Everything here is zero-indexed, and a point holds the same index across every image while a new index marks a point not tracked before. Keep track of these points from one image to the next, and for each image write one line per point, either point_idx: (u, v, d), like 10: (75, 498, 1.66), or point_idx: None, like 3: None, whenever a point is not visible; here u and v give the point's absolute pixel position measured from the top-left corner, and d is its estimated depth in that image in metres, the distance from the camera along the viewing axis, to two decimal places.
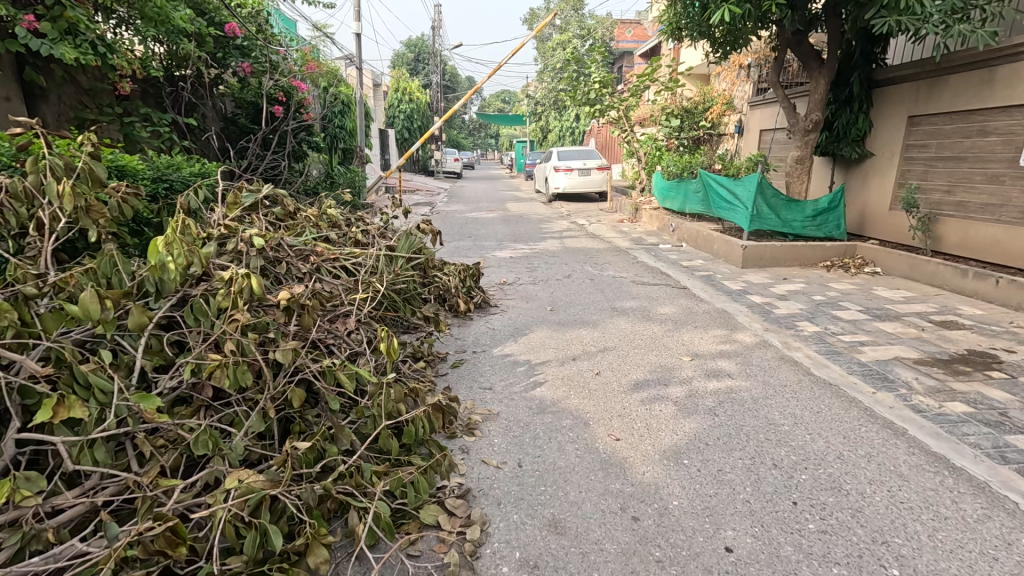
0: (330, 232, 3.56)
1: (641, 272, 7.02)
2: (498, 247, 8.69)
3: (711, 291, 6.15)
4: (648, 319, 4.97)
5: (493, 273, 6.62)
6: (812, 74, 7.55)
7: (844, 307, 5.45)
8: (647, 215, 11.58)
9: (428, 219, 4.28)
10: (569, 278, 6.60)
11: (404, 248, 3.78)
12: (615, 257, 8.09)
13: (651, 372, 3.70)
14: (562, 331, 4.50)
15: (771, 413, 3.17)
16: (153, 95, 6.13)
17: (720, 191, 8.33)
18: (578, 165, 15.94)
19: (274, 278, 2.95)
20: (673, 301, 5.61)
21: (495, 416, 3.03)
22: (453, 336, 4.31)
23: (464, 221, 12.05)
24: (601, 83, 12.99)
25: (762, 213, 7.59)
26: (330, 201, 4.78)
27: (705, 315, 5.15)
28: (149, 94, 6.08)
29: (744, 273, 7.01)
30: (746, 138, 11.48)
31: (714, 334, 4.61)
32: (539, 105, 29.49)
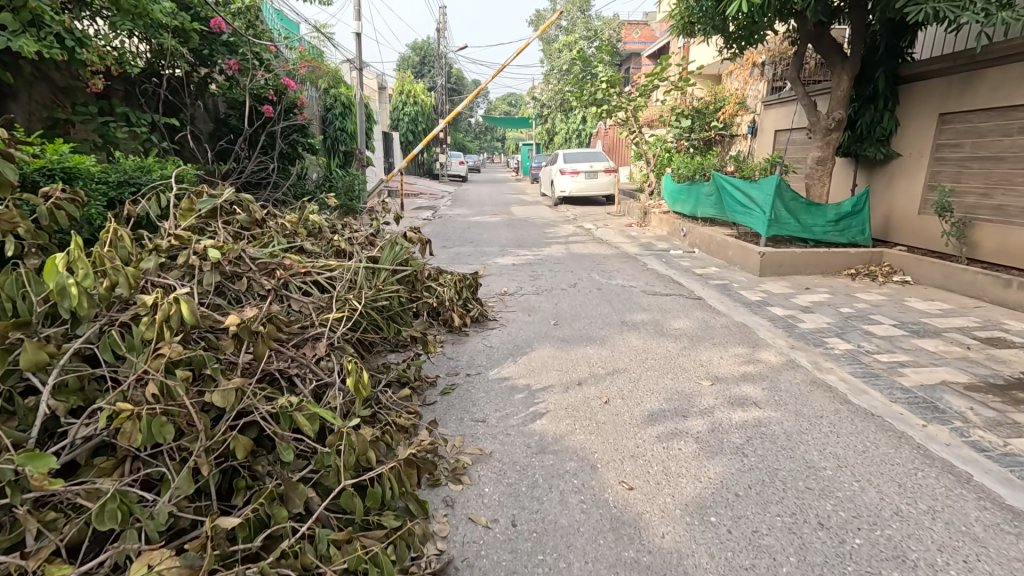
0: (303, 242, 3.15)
1: (652, 281, 6.56)
2: (500, 253, 8.27)
3: (729, 303, 5.69)
4: (662, 336, 4.53)
5: (494, 282, 6.20)
6: (834, 69, 7.08)
7: (876, 321, 4.98)
8: (656, 219, 11.12)
9: (417, 227, 3.88)
10: (575, 287, 6.16)
11: (388, 259, 3.37)
12: (623, 264, 7.64)
13: (668, 400, 3.26)
14: (567, 350, 4.07)
15: (809, 453, 2.72)
16: (133, 94, 5.78)
17: (735, 194, 7.87)
18: (585, 168, 15.52)
19: (233, 297, 2.57)
20: (688, 314, 5.16)
21: (487, 457, 2.61)
22: (445, 355, 3.90)
23: (466, 225, 11.65)
24: (609, 83, 12.58)
25: (781, 218, 7.13)
26: (314, 207, 4.38)
27: (724, 331, 4.69)
28: (128, 93, 5.73)
29: (763, 281, 6.55)
30: (761, 138, 11.00)
31: (735, 353, 4.16)
32: (545, 107, 29.13)
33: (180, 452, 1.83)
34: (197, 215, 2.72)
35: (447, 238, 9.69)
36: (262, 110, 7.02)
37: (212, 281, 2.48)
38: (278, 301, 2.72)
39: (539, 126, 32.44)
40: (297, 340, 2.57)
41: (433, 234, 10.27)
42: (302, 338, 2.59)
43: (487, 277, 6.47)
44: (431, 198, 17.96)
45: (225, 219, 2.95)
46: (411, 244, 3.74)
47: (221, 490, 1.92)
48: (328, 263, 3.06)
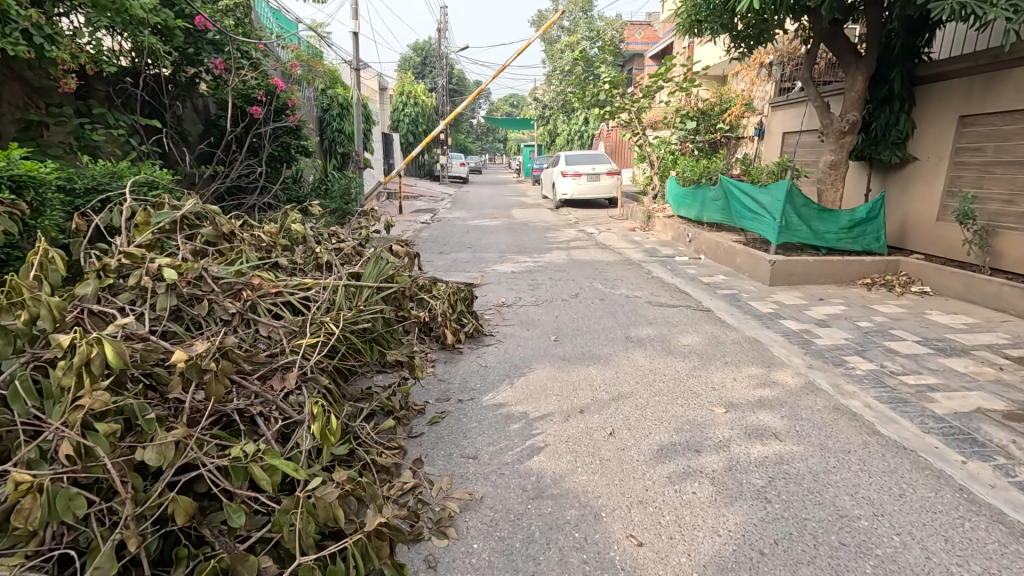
0: (277, 258, 2.86)
1: (658, 291, 6.27)
2: (500, 260, 7.98)
3: (739, 315, 5.39)
4: (669, 353, 4.23)
5: (491, 292, 5.90)
6: (847, 69, 6.78)
7: (898, 337, 4.67)
8: (660, 224, 10.82)
9: (404, 239, 3.59)
10: (577, 298, 5.86)
11: (371, 276, 3.08)
12: (627, 272, 7.35)
13: (679, 431, 2.96)
14: (568, 370, 3.78)
15: (839, 499, 2.41)
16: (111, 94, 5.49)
17: (743, 200, 7.57)
18: (587, 170, 15.23)
19: (192, 322, 2.30)
20: (697, 328, 4.85)
21: (476, 503, 2.32)
22: (436, 377, 3.61)
23: (466, 229, 11.37)
24: (612, 83, 12.29)
25: (792, 224, 6.83)
26: (297, 215, 4.10)
27: (736, 348, 4.39)
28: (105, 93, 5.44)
29: (774, 291, 6.24)
30: (768, 141, 10.69)
31: (749, 374, 3.86)
32: (546, 108, 28.84)
33: (111, 514, 1.53)
34: (154, 230, 2.44)
35: (445, 243, 9.41)
36: (250, 111, 6.76)
37: (167, 305, 2.20)
38: (244, 325, 2.43)
39: (540, 127, 32.12)
40: (263, 371, 2.28)
41: (431, 238, 9.98)
42: (269, 368, 2.30)
43: (485, 286, 6.18)
44: (430, 200, 17.68)
45: (187, 233, 2.66)
46: (397, 258, 3.45)
47: (158, 558, 1.62)
48: (303, 281, 2.77)
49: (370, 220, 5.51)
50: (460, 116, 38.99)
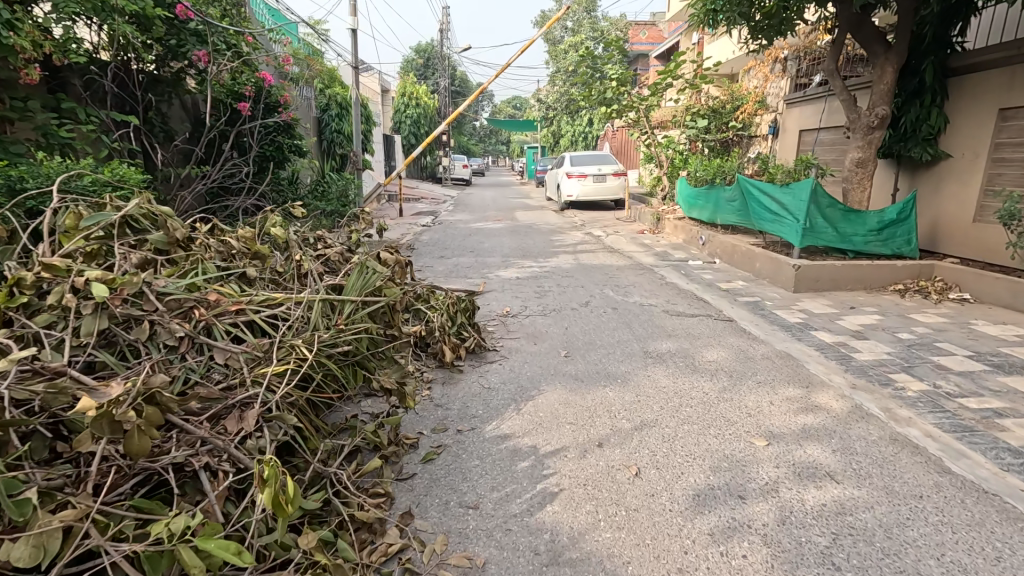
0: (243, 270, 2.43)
1: (674, 299, 5.82)
2: (504, 265, 7.55)
3: (766, 326, 4.94)
4: (695, 372, 3.78)
5: (495, 300, 5.48)
6: (876, 61, 6.33)
7: (946, 351, 4.21)
8: (671, 226, 10.38)
9: (394, 246, 3.15)
10: (588, 306, 5.42)
11: (354, 288, 2.62)
12: (640, 278, 6.90)
13: (716, 471, 2.52)
14: (582, 392, 3.33)
15: (924, 564, 1.96)
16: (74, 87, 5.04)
17: (762, 200, 7.12)
18: (592, 171, 14.79)
19: (128, 349, 1.87)
20: (722, 342, 4.40)
21: (476, 572, 1.88)
22: (432, 401, 3.18)
23: (468, 232, 10.95)
24: (619, 81, 11.86)
25: (816, 226, 6.38)
26: (277, 218, 3.67)
27: (768, 365, 3.93)
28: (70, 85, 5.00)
29: (800, 299, 5.79)
30: (783, 139, 10.22)
31: (787, 397, 3.40)
32: (549, 109, 28.42)
33: None
34: (86, 236, 2.03)
35: (446, 247, 8.99)
36: (238, 108, 6.39)
37: (93, 328, 1.79)
38: (196, 351, 1.99)
39: (544, 129, 31.72)
40: (216, 409, 1.85)
41: (432, 242, 9.56)
42: (223, 407, 1.87)
43: (488, 294, 5.75)
44: (432, 203, 17.30)
45: (133, 238, 2.24)
46: (385, 267, 3.00)
47: None
48: (271, 295, 2.32)
49: (362, 223, 5.09)
50: (463, 118, 38.63)
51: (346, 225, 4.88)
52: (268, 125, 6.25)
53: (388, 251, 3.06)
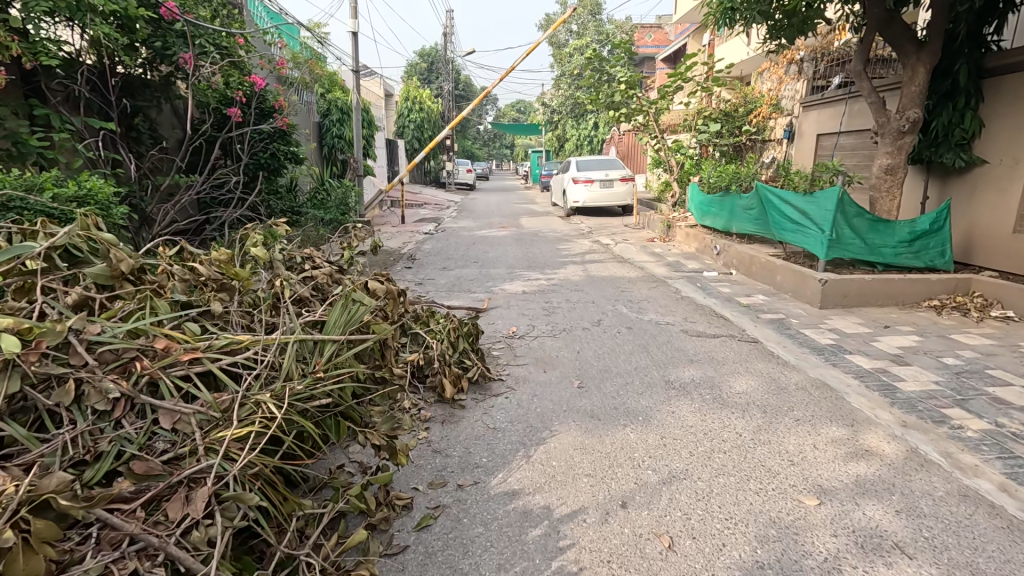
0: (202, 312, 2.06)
1: (693, 316, 5.43)
2: (509, 277, 7.18)
3: (796, 349, 4.54)
4: (724, 406, 3.38)
5: (500, 319, 5.10)
6: (906, 61, 5.95)
7: (1001, 380, 3.80)
8: (683, 234, 9.99)
9: (380, 276, 2.80)
10: (600, 325, 5.03)
11: (337, 324, 2.24)
12: (654, 292, 6.51)
13: (763, 543, 2.13)
14: (599, 434, 2.95)
15: None
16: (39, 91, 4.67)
17: (782, 209, 6.72)
18: (599, 176, 14.42)
19: (47, 416, 1.52)
20: (750, 369, 4.01)
21: None
22: (431, 445, 2.82)
23: (472, 241, 10.59)
24: (628, 84, 11.42)
25: (843, 237, 5.98)
26: (258, 237, 3.31)
27: (804, 399, 3.54)
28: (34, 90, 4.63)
29: (828, 317, 5.39)
30: (800, 143, 9.85)
31: (832, 439, 3.00)
32: (554, 113, 28.08)
33: None
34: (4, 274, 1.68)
35: (448, 257, 8.64)
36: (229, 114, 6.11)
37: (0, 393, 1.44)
38: (135, 414, 1.63)
39: (548, 133, 31.38)
40: (154, 492, 1.48)
41: (434, 251, 9.21)
42: (165, 487, 1.50)
43: (493, 312, 5.36)
44: (435, 209, 16.97)
45: (67, 273, 1.88)
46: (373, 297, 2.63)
47: None
48: (235, 337, 1.95)
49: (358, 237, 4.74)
50: (467, 122, 38.35)
51: (339, 240, 4.52)
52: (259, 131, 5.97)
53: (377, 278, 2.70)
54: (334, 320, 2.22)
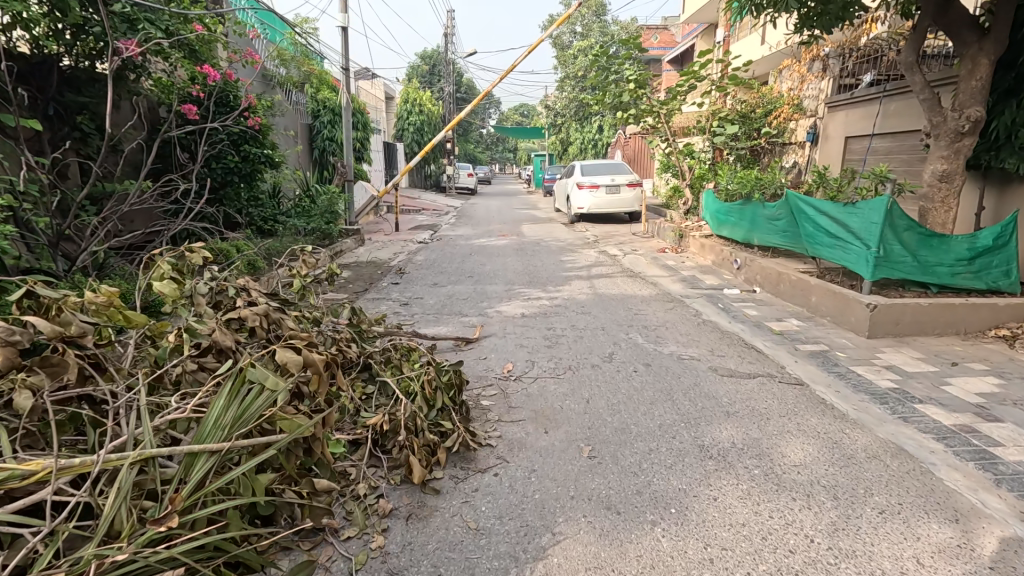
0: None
1: (721, 348, 4.63)
2: (506, 296, 6.41)
3: (851, 395, 3.73)
4: (782, 487, 2.59)
5: (494, 354, 4.30)
6: (963, 52, 5.15)
7: None
8: (697, 245, 9.21)
9: (292, 355, 2.12)
10: (612, 361, 4.23)
11: (214, 429, 1.73)
12: (671, 315, 5.71)
13: None
14: (620, 543, 2.15)
15: None
16: None
17: (816, 220, 5.93)
18: (605, 181, 13.66)
19: None
20: (802, 428, 3.20)
21: None
22: (389, 564, 2.03)
23: (468, 251, 9.82)
24: (637, 82, 10.59)
25: (892, 254, 5.17)
26: (166, 269, 2.53)
27: (881, 476, 2.73)
28: None
29: (881, 349, 4.59)
30: (826, 147, 9.13)
31: (939, 550, 2.18)
32: (558, 116, 27.35)
33: None
34: None
35: (442, 270, 7.89)
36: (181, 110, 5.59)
37: None
38: None
39: (551, 136, 30.68)
40: None
41: (426, 264, 8.43)
42: None
43: (486, 344, 4.56)
44: (433, 215, 16.22)
45: None
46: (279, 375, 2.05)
47: None
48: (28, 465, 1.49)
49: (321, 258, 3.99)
50: (469, 125, 37.63)
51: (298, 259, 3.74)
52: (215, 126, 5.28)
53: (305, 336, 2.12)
54: (216, 419, 1.74)
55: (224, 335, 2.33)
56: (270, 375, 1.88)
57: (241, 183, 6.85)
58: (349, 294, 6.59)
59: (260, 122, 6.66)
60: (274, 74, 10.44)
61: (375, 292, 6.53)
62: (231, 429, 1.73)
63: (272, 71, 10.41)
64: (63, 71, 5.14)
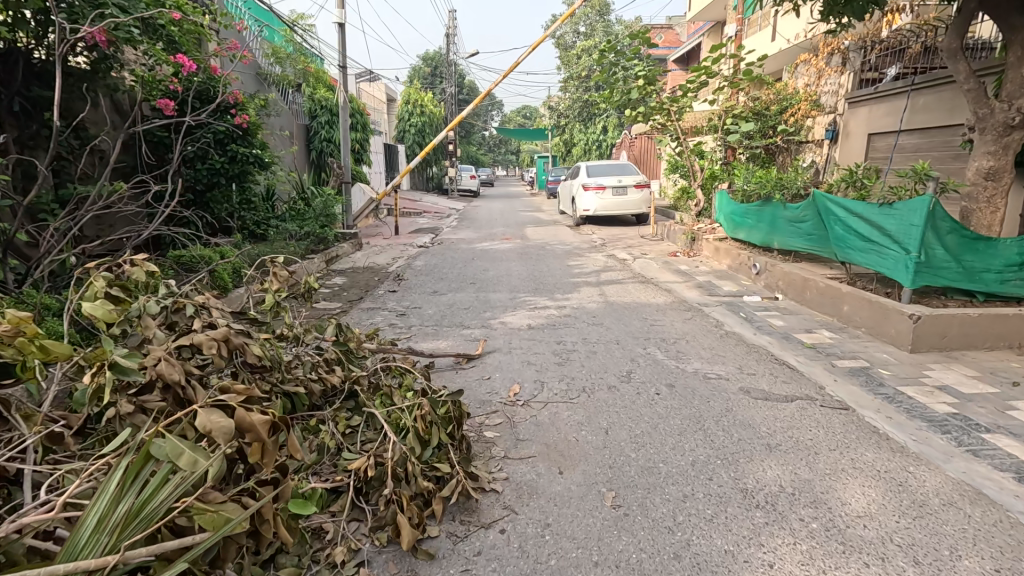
0: None
1: (751, 365, 4.18)
2: (512, 304, 5.99)
3: (906, 422, 3.28)
4: (851, 548, 2.13)
5: (498, 373, 3.87)
6: (1012, 37, 4.70)
7: None
8: (711, 249, 8.77)
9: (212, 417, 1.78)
10: (631, 381, 3.78)
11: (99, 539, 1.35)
12: (691, 326, 5.26)
13: None
14: None
15: None
16: None
17: (846, 222, 5.48)
18: (612, 182, 13.23)
19: None
20: (858, 466, 2.75)
21: None
22: None
23: (471, 255, 9.39)
24: (646, 79, 10.10)
25: (934, 259, 4.71)
26: (101, 287, 2.14)
27: (965, 531, 2.27)
28: None
29: (928, 366, 4.13)
30: (846, 145, 8.69)
31: None
32: (561, 116, 26.98)
33: None
34: None
35: (443, 276, 7.48)
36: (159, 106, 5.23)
37: None
38: None
39: (555, 137, 30.32)
40: None
41: (426, 269, 8.03)
42: None
43: (490, 361, 4.13)
44: (435, 217, 15.81)
45: None
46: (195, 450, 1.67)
47: None
48: None
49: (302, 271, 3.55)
50: (472, 127, 37.27)
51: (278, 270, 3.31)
52: (190, 122, 4.84)
53: (238, 395, 1.88)
54: (98, 521, 1.37)
55: (170, 366, 1.94)
56: (182, 451, 1.60)
57: (229, 185, 6.46)
58: (344, 303, 6.18)
59: (249, 120, 6.25)
60: (269, 72, 10.02)
61: (371, 301, 6.12)
62: (120, 534, 1.37)
63: (267, 69, 9.99)
64: (33, 64, 4.73)
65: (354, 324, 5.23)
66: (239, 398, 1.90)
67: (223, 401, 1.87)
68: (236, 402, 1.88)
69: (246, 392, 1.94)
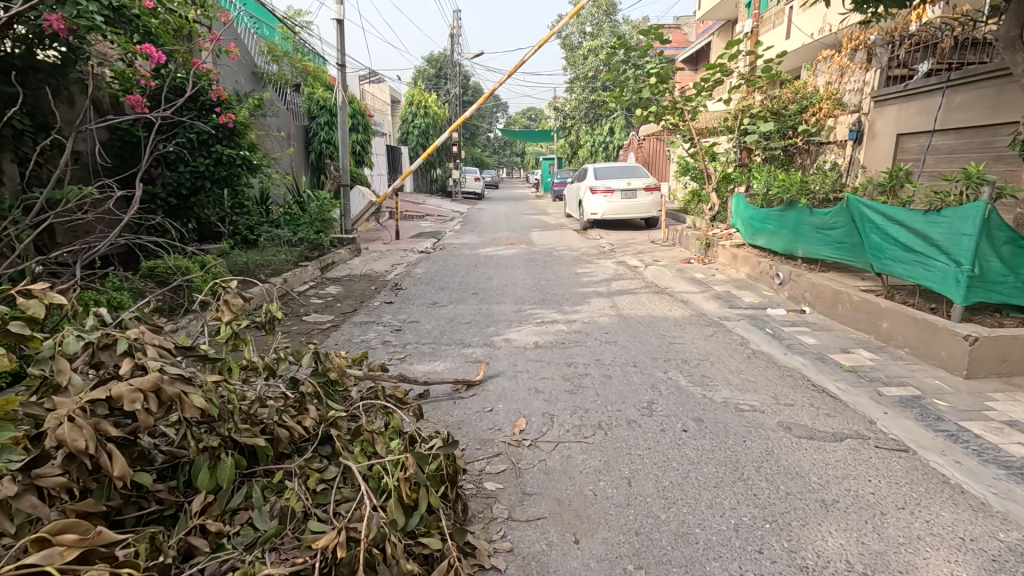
0: None
1: (788, 394, 3.70)
2: (516, 318, 5.53)
3: (980, 470, 2.79)
4: None
5: (501, 405, 3.40)
6: None
7: None
8: (728, 256, 8.29)
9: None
10: (653, 415, 3.32)
11: None
12: (714, 345, 4.78)
13: None
14: None
15: None
16: None
17: (884, 230, 4.99)
18: (621, 185, 12.75)
19: None
20: (937, 532, 2.27)
21: None
22: None
23: (474, 262, 8.95)
24: (658, 77, 9.62)
25: (989, 272, 4.22)
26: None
27: None
28: None
29: (990, 397, 3.64)
30: (872, 146, 8.20)
31: None
32: (567, 118, 26.58)
33: None
34: None
35: (444, 285, 7.04)
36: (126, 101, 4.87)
37: None
38: None
39: (560, 139, 29.91)
40: None
41: (426, 277, 7.59)
42: None
43: (492, 388, 3.67)
44: (437, 221, 15.38)
45: None
46: None
47: None
48: None
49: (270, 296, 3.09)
50: (477, 129, 36.91)
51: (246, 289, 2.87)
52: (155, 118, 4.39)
53: (63, 556, 1.33)
54: None
55: (76, 430, 1.52)
56: None
57: (215, 188, 6.04)
58: (336, 315, 5.75)
59: (235, 119, 5.83)
60: (265, 71, 9.64)
61: (366, 313, 5.69)
62: None
63: (262, 68, 9.62)
64: None
65: (344, 341, 4.79)
66: (66, 557, 1.35)
67: (37, 565, 1.31)
68: (59, 564, 1.33)
69: (83, 543, 1.40)
